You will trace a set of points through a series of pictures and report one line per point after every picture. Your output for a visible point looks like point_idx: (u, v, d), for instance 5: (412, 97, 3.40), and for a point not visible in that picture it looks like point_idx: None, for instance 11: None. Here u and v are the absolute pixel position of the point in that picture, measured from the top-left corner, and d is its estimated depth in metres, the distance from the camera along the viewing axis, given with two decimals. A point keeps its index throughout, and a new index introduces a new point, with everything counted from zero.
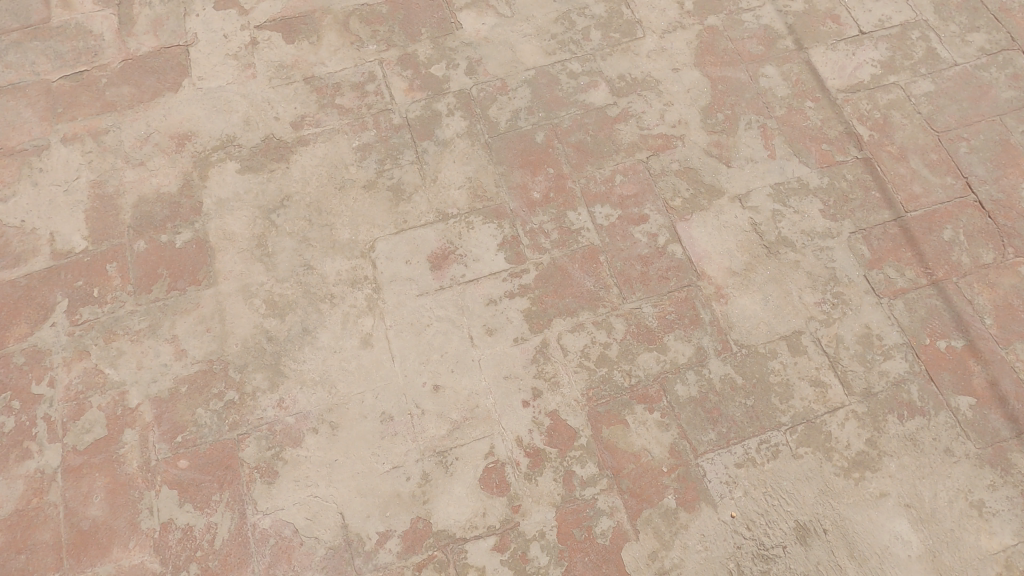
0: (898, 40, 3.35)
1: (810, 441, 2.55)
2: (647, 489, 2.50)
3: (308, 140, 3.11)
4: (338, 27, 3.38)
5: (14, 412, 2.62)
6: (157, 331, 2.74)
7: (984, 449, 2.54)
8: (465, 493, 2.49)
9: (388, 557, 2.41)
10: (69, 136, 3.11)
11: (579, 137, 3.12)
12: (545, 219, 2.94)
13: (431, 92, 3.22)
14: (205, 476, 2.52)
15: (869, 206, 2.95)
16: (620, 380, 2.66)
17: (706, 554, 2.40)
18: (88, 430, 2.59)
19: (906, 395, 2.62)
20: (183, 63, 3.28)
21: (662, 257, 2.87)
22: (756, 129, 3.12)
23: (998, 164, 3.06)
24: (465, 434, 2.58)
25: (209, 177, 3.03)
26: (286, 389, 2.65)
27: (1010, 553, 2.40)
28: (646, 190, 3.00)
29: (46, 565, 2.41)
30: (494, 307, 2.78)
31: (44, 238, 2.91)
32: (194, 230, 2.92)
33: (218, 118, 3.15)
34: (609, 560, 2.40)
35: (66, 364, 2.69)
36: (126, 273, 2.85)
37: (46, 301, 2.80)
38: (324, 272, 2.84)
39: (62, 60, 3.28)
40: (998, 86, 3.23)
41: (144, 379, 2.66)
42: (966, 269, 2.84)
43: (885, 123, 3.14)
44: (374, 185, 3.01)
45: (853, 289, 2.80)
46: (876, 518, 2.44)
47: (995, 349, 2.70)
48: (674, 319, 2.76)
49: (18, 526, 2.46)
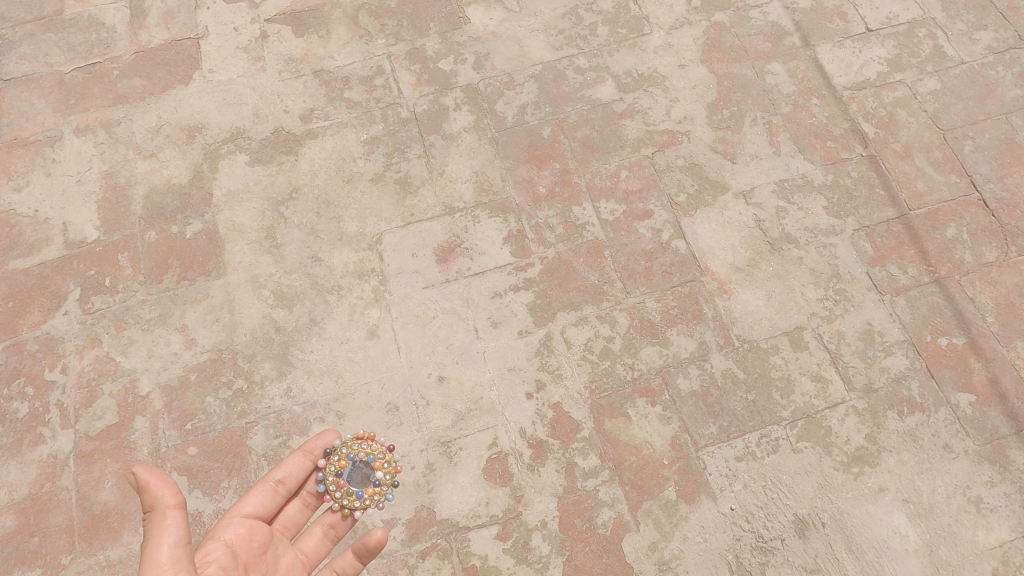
0: (905, 37, 3.36)
1: (810, 436, 2.58)
2: (648, 481, 2.53)
3: (317, 133, 3.15)
4: (348, 21, 3.40)
5: (28, 398, 2.67)
6: (167, 320, 2.79)
7: (983, 446, 2.57)
8: (469, 483, 2.53)
9: (393, 545, 2.44)
10: (81, 127, 3.15)
11: (586, 132, 3.14)
12: (551, 214, 2.96)
13: (439, 86, 3.25)
14: (215, 463, 2.57)
15: (873, 204, 2.97)
16: (622, 372, 2.69)
17: (705, 546, 2.43)
18: (99, 416, 2.64)
19: (907, 391, 2.64)
20: (195, 55, 3.32)
21: (666, 252, 2.89)
22: (761, 126, 3.14)
23: (1003, 162, 3.07)
24: (468, 425, 2.61)
25: (219, 169, 3.07)
26: (294, 378, 2.69)
27: (1007, 548, 2.42)
28: (651, 185, 3.02)
29: (59, 548, 2.46)
30: (499, 300, 2.81)
31: (57, 228, 2.96)
32: (204, 221, 2.96)
33: (228, 110, 3.19)
34: (610, 550, 2.44)
35: (78, 351, 2.74)
36: (138, 263, 2.89)
37: (59, 289, 2.85)
38: (332, 263, 2.88)
39: (75, 52, 3.32)
40: (1005, 85, 3.23)
41: (155, 368, 2.71)
42: (969, 267, 2.85)
43: (890, 121, 3.15)
44: (382, 178, 3.05)
45: (855, 286, 2.82)
46: (874, 512, 2.47)
47: (995, 347, 2.71)
48: (676, 313, 2.79)
49: (31, 510, 2.51)
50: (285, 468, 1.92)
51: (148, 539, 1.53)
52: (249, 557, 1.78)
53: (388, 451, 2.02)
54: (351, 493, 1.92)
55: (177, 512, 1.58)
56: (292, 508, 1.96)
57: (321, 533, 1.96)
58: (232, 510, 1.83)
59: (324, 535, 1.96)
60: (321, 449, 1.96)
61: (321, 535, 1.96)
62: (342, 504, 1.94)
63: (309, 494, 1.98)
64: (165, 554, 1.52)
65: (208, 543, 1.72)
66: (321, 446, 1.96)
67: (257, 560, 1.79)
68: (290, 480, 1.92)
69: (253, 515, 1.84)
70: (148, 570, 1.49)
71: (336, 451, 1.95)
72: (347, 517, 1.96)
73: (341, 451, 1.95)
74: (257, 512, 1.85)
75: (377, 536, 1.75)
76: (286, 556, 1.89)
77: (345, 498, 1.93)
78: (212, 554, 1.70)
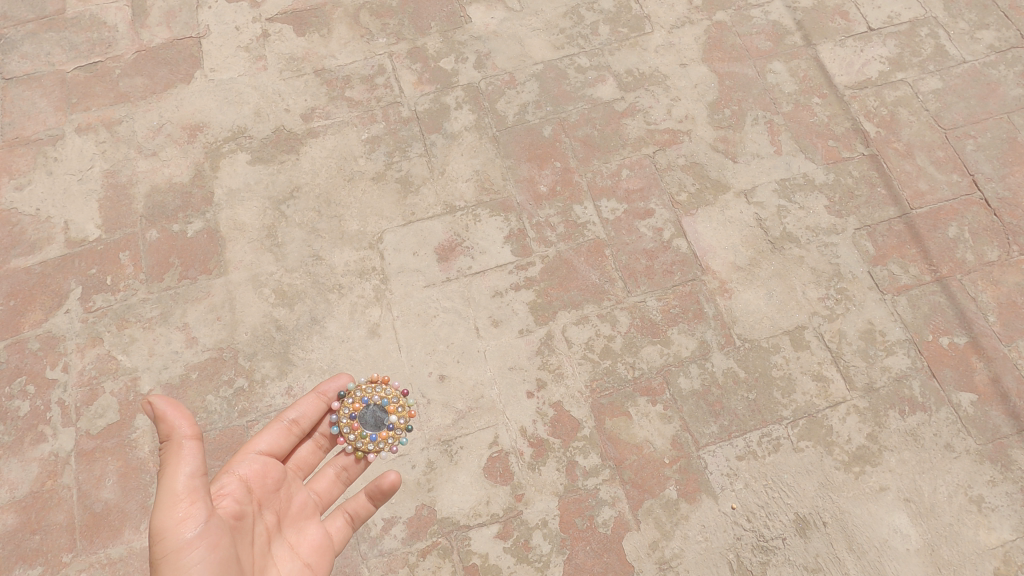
0: (907, 37, 3.35)
1: (811, 435, 2.58)
2: (649, 480, 2.53)
3: (318, 131, 3.15)
4: (349, 20, 3.40)
5: (29, 396, 2.68)
6: (168, 319, 2.79)
7: (985, 445, 2.56)
8: (469, 482, 2.53)
9: (393, 543, 2.44)
10: (83, 126, 3.16)
11: (586, 131, 3.14)
12: (552, 212, 2.96)
13: (440, 85, 3.25)
14: (215, 462, 2.57)
15: (875, 203, 2.97)
16: (623, 371, 2.69)
17: (706, 545, 2.43)
18: (101, 415, 2.64)
19: (908, 390, 2.64)
20: (196, 54, 3.32)
21: (667, 251, 2.89)
22: (762, 125, 3.13)
23: (1005, 162, 3.06)
24: (469, 424, 2.61)
25: (220, 168, 3.07)
26: (295, 377, 2.69)
27: (1008, 548, 2.42)
28: (652, 184, 3.02)
29: (60, 546, 2.46)
30: (500, 299, 2.81)
31: (59, 227, 2.96)
32: (205, 220, 2.97)
33: (229, 109, 3.19)
34: (610, 549, 2.44)
35: (80, 350, 2.74)
36: (139, 261, 2.90)
37: (61, 288, 2.85)
38: (333, 262, 2.88)
39: (77, 51, 3.32)
40: (1007, 84, 3.23)
41: (156, 366, 2.72)
42: (970, 266, 2.85)
43: (891, 120, 3.14)
44: (382, 177, 3.05)
45: (857, 285, 2.82)
46: (876, 511, 2.46)
47: (997, 346, 2.71)
48: (677, 312, 2.78)
49: (32, 508, 2.51)
50: (298, 408, 2.00)
51: (166, 467, 1.58)
52: (263, 493, 1.86)
53: (402, 396, 2.09)
54: (365, 436, 2.00)
55: (194, 443, 1.61)
56: (304, 450, 2.04)
57: (333, 475, 2.05)
58: (246, 447, 1.90)
59: (336, 477, 2.05)
60: (334, 392, 2.03)
61: (334, 477, 2.04)
62: (356, 447, 2.01)
63: (322, 437, 2.07)
64: (182, 482, 1.57)
65: (223, 478, 1.79)
66: (334, 390, 2.03)
67: (271, 497, 1.87)
68: (304, 421, 2.00)
69: (266, 452, 1.92)
70: (165, 497, 1.54)
71: (350, 394, 2.02)
72: (359, 459, 2.05)
73: (355, 395, 2.03)
74: (270, 450, 1.93)
75: (390, 479, 1.86)
76: (299, 495, 1.96)
77: (358, 440, 2.00)
78: (226, 487, 1.76)
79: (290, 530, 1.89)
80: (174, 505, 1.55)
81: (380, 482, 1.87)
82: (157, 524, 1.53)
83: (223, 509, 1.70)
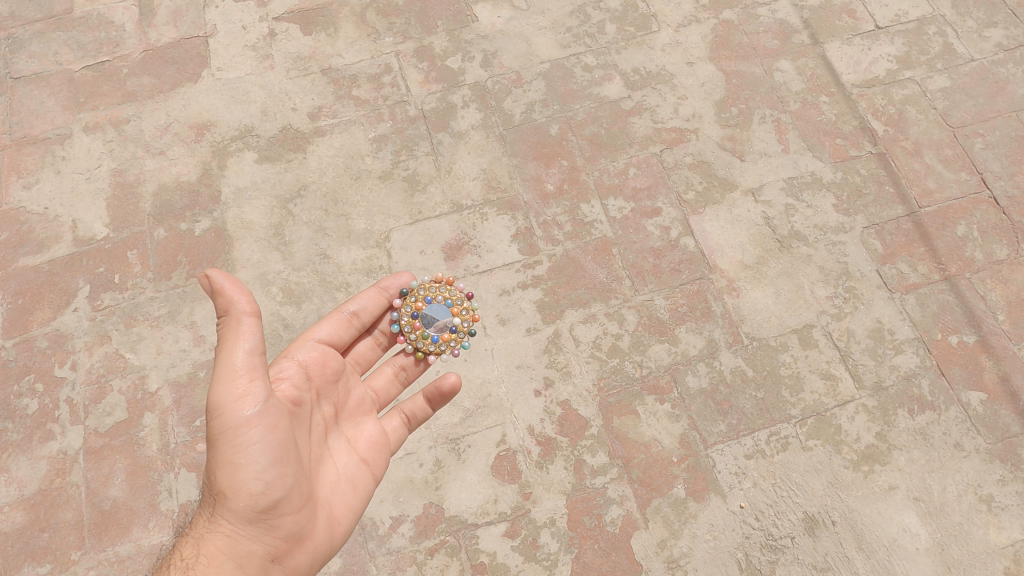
0: (914, 35, 3.34)
1: (820, 434, 2.57)
2: (656, 479, 2.52)
3: (325, 130, 3.15)
4: (355, 19, 3.41)
5: (38, 394, 2.68)
6: (176, 317, 2.80)
7: (994, 444, 2.55)
8: (477, 480, 2.52)
9: (401, 541, 2.44)
10: (91, 125, 3.16)
11: (593, 130, 3.14)
12: (559, 211, 2.96)
13: (447, 84, 3.25)
14: None
15: (883, 202, 2.96)
16: (631, 370, 2.68)
17: (715, 544, 2.43)
18: (109, 413, 2.65)
19: (917, 389, 2.63)
20: (203, 54, 3.32)
21: (675, 250, 2.89)
22: (769, 123, 3.13)
23: (1013, 160, 3.05)
24: (477, 422, 2.61)
25: (227, 167, 3.07)
26: None
27: (1019, 547, 2.41)
28: (659, 183, 3.01)
29: (69, 543, 2.46)
30: (507, 297, 2.81)
31: (67, 225, 2.97)
32: (212, 219, 2.97)
33: (236, 108, 3.19)
34: (618, 547, 2.43)
35: (88, 348, 2.75)
36: (147, 260, 2.90)
37: (69, 286, 2.86)
38: (340, 261, 2.88)
39: (84, 51, 3.33)
40: (1015, 82, 3.21)
41: (164, 364, 2.72)
42: (979, 265, 2.84)
43: (899, 118, 3.13)
44: (389, 176, 3.05)
45: (865, 284, 2.81)
46: (885, 510, 2.45)
47: (1006, 345, 2.70)
48: (685, 311, 2.78)
49: (41, 506, 2.52)
50: (359, 302, 2.09)
51: (225, 342, 1.67)
52: (322, 383, 1.93)
53: (466, 300, 2.16)
54: (426, 336, 2.07)
55: (252, 320, 1.68)
56: (364, 345, 2.12)
57: (391, 374, 2.14)
58: (308, 334, 1.98)
59: (393, 377, 2.14)
60: (396, 290, 2.12)
61: (391, 376, 2.14)
62: (417, 347, 2.09)
63: (381, 334, 2.15)
64: (240, 358, 1.66)
65: (284, 362, 1.87)
66: (396, 287, 2.12)
67: (330, 388, 1.94)
68: (364, 314, 2.09)
69: (327, 341, 2.00)
70: (224, 370, 1.64)
71: (413, 292, 2.11)
72: (419, 360, 2.13)
73: (417, 294, 2.10)
74: (330, 339, 2.01)
75: (450, 382, 1.99)
76: (357, 391, 2.04)
77: (420, 340, 2.08)
78: (285, 371, 1.85)
79: (347, 423, 1.97)
80: (233, 380, 1.65)
81: (440, 383, 1.99)
82: (218, 397, 1.64)
83: (281, 393, 1.78)
